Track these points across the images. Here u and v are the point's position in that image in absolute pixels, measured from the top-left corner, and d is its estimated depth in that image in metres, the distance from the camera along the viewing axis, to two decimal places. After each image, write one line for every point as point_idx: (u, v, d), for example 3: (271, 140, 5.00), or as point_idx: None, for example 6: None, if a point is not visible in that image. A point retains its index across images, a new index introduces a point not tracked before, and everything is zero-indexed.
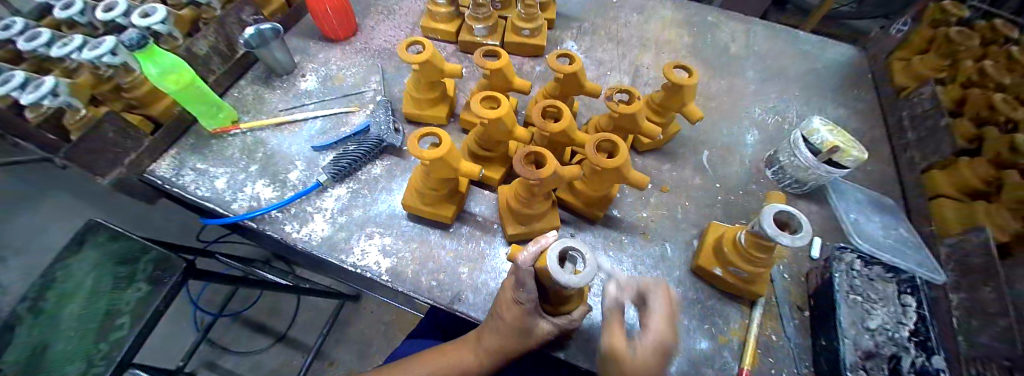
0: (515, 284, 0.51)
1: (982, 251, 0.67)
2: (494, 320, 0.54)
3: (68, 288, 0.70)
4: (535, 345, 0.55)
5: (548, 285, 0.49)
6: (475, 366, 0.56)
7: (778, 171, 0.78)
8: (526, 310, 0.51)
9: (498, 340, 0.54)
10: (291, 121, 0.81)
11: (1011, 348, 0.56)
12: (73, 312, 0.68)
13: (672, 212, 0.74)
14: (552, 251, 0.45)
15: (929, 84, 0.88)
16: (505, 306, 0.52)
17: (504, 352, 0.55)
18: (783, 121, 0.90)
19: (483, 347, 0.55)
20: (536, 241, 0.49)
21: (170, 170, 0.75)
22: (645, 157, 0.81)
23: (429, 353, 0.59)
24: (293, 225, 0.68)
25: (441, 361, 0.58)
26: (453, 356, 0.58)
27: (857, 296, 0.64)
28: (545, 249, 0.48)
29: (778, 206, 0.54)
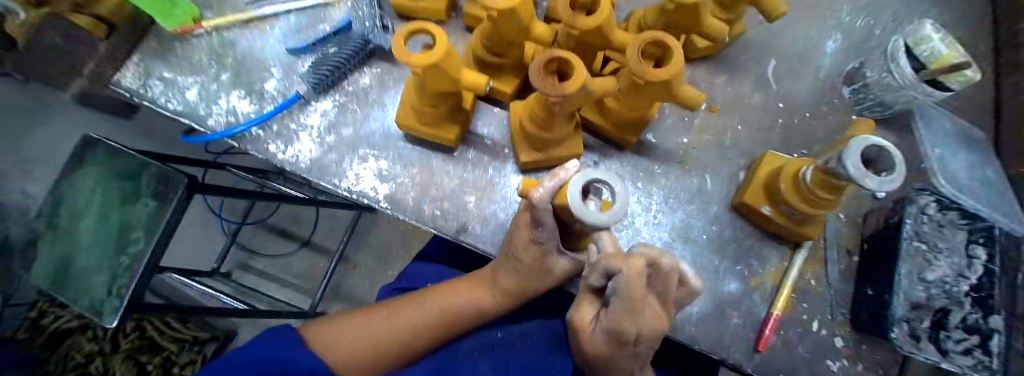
0: (531, 223, 0.44)
1: None
2: (510, 260, 0.50)
3: (67, 200, 0.93)
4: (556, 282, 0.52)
5: (569, 221, 0.41)
6: (493, 301, 0.56)
7: (860, 91, 0.63)
8: (546, 249, 0.46)
9: (518, 280, 0.51)
10: (260, 17, 0.67)
11: None
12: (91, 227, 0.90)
13: (719, 138, 0.62)
14: (577, 178, 0.36)
15: None
16: (522, 248, 0.46)
17: (522, 291, 0.53)
18: (878, 22, 0.70)
19: (502, 285, 0.53)
20: (555, 172, 0.39)
21: (136, 79, 0.65)
22: (694, 68, 0.66)
23: (454, 285, 0.59)
24: (278, 144, 0.60)
25: (459, 296, 0.57)
26: (474, 291, 0.57)
27: (921, 244, 0.55)
28: (566, 184, 0.38)
29: (869, 138, 0.41)
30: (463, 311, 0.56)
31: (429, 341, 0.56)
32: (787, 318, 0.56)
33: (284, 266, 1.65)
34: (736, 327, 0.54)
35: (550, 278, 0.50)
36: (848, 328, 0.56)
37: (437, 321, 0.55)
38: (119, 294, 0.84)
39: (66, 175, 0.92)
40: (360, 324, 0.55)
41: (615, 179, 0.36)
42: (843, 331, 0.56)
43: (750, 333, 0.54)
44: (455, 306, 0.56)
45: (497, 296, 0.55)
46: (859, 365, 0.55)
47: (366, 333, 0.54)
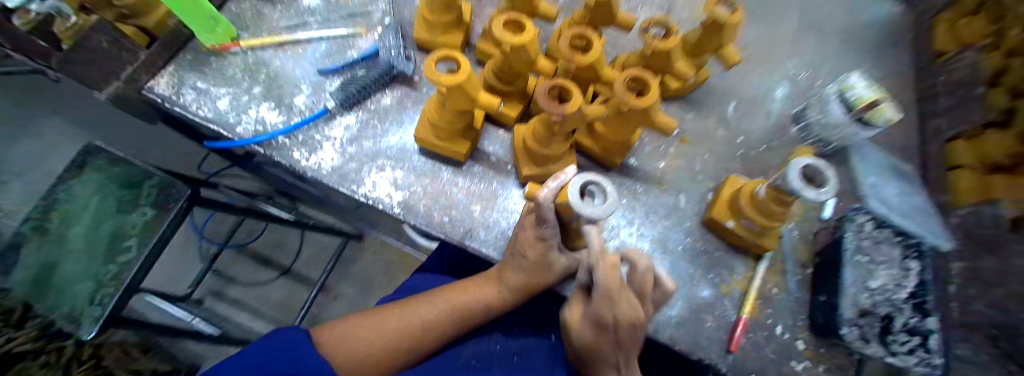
0: (535, 223, 0.52)
1: (994, 224, 0.68)
2: (516, 259, 0.55)
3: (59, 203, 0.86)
4: (555, 279, 0.58)
5: (568, 218, 0.48)
6: (496, 301, 0.60)
7: (805, 129, 0.76)
8: (549, 246, 0.53)
9: (522, 280, 0.56)
10: (294, 41, 0.75)
11: (1002, 316, 0.62)
12: (80, 233, 0.87)
13: (690, 164, 0.72)
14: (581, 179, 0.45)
15: (974, 51, 0.81)
16: (528, 245, 0.52)
17: (526, 288, 0.58)
18: (817, 76, 0.85)
19: (506, 284, 0.58)
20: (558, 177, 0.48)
21: (168, 87, 0.69)
22: (669, 105, 0.77)
23: (457, 285, 0.63)
24: (302, 152, 0.66)
25: (464, 298, 0.61)
26: (475, 289, 0.62)
27: (863, 257, 0.64)
28: (565, 185, 0.47)
29: (806, 160, 0.52)
30: (466, 308, 0.61)
31: (434, 339, 0.60)
32: (756, 322, 0.63)
33: (259, 297, 1.59)
34: (712, 329, 0.61)
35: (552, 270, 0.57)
36: (808, 333, 0.63)
37: (441, 320, 0.60)
38: (101, 304, 0.83)
39: (62, 181, 0.87)
40: (372, 324, 0.58)
41: (606, 182, 0.45)
42: (805, 335, 0.63)
43: (724, 335, 0.61)
44: (458, 303, 0.61)
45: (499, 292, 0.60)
46: (819, 367, 0.62)
47: (378, 332, 0.57)
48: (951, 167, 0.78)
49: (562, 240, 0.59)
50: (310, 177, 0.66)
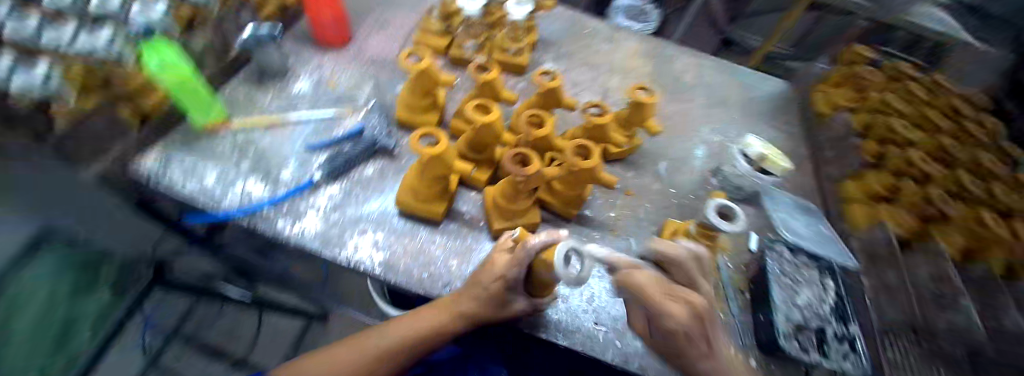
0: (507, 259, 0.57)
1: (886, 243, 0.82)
2: (475, 287, 0.57)
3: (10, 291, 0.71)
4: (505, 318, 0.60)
5: (542, 273, 0.54)
6: (448, 329, 0.58)
7: (722, 179, 0.92)
8: (509, 285, 0.55)
9: (468, 305, 0.57)
10: (283, 123, 0.85)
11: (911, 320, 0.73)
12: (27, 324, 0.71)
13: (635, 212, 0.84)
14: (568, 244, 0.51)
15: (842, 113, 1.05)
16: (492, 278, 0.56)
17: (477, 317, 0.58)
18: (725, 138, 1.06)
19: (459, 312, 0.57)
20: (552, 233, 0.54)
21: (156, 166, 0.74)
22: (613, 165, 0.91)
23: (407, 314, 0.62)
24: (286, 220, 0.71)
25: (416, 327, 0.58)
26: (423, 316, 0.60)
27: (789, 279, 0.76)
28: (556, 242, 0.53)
29: (717, 201, 0.66)
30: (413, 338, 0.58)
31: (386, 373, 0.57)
32: None
33: None
34: None
35: (506, 311, 0.60)
36: (759, 352, 0.72)
37: (389, 353, 0.57)
38: None
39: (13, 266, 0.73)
40: (327, 360, 0.56)
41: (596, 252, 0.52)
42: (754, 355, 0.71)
43: None
44: (407, 333, 0.58)
45: (443, 317, 0.58)
46: None
47: (331, 365, 0.55)
48: (845, 199, 0.95)
49: (528, 290, 0.62)
50: (292, 244, 0.69)
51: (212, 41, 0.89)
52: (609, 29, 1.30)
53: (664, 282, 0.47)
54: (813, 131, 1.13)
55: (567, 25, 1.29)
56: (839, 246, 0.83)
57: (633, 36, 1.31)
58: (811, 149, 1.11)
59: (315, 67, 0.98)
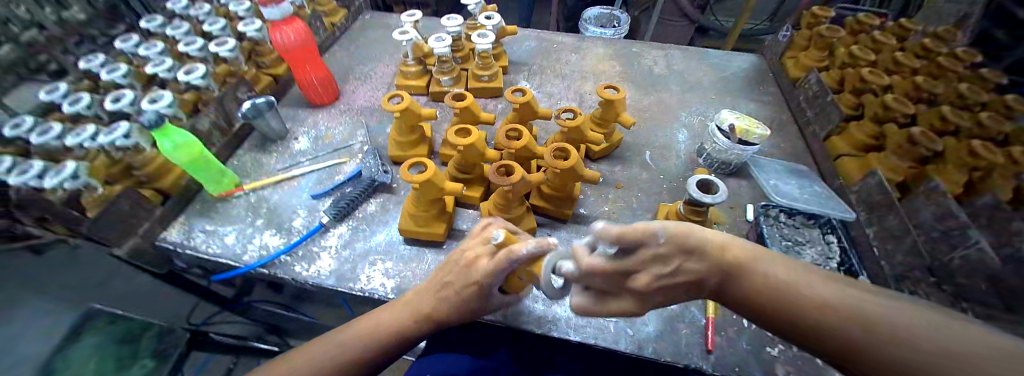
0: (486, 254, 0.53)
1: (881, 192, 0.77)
2: (445, 290, 0.57)
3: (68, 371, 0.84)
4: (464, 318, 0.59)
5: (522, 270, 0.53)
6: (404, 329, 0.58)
7: (707, 158, 0.95)
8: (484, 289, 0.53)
9: (429, 300, 0.58)
10: (289, 177, 0.92)
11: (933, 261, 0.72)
12: None
13: (628, 203, 0.87)
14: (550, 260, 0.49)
15: (813, 73, 1.07)
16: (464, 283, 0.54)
17: (435, 313, 0.58)
18: (704, 119, 1.09)
19: (416, 309, 0.58)
20: (540, 242, 0.49)
21: (180, 236, 0.81)
22: (599, 163, 0.95)
23: (361, 315, 0.61)
24: (303, 264, 0.76)
25: (371, 327, 0.58)
26: (381, 315, 0.60)
27: (788, 242, 0.77)
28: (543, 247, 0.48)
29: (698, 177, 0.70)
30: (368, 338, 0.57)
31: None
32: (723, 320, 0.69)
33: None
34: (688, 336, 0.67)
35: (486, 307, 0.58)
36: None
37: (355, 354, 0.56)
38: None
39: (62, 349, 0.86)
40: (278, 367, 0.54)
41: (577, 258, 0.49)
42: None
43: (700, 338, 0.67)
44: (364, 332, 0.57)
45: (404, 314, 0.59)
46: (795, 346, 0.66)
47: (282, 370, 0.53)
48: (836, 155, 0.95)
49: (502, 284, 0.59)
50: (311, 285, 0.74)
51: (217, 119, 0.94)
52: (573, 41, 1.39)
53: (602, 268, 0.46)
54: (790, 96, 1.15)
55: (533, 44, 1.38)
56: (838, 201, 0.83)
57: (600, 42, 1.38)
58: (793, 113, 1.13)
59: (312, 122, 1.07)
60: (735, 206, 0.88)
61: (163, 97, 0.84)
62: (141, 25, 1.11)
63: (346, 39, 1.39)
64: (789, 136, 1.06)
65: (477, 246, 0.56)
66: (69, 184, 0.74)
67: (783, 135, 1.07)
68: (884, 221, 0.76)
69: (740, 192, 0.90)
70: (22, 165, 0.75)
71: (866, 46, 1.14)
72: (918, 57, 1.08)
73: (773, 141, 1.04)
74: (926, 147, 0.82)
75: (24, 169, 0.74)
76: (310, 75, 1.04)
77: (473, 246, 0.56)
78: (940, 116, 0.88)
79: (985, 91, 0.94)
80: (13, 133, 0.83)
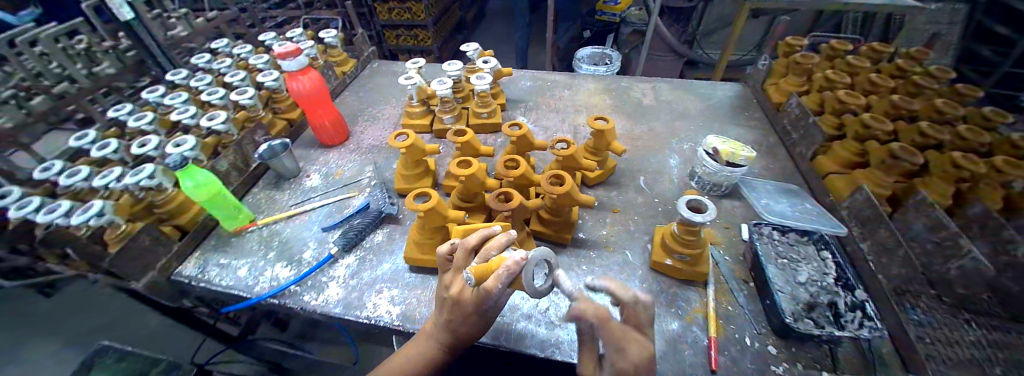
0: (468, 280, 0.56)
1: (868, 204, 0.80)
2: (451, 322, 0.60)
3: None
4: (475, 331, 0.62)
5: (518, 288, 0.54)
6: (426, 360, 0.63)
7: (700, 181, 0.99)
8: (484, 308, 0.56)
9: (448, 336, 0.61)
10: (300, 212, 0.96)
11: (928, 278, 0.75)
12: None
13: (625, 226, 0.90)
14: (527, 274, 0.51)
15: (794, 99, 1.13)
16: (463, 294, 0.57)
17: (453, 335, 0.61)
18: (694, 144, 1.15)
19: (432, 341, 0.63)
20: (505, 268, 0.51)
21: (195, 270, 0.84)
22: (596, 188, 1.00)
23: (392, 353, 0.66)
24: (311, 294, 0.78)
25: (398, 363, 0.64)
26: (410, 353, 0.64)
27: (784, 259, 0.79)
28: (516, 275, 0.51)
29: (688, 197, 0.73)
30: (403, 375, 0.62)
31: None
32: (725, 339, 0.69)
33: None
34: (692, 357, 0.67)
35: (498, 308, 0.62)
36: (775, 338, 0.69)
37: None
38: None
39: None
40: None
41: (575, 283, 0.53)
42: (772, 340, 0.69)
43: (704, 358, 0.66)
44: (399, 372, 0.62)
45: (429, 346, 0.63)
46: (799, 365, 0.66)
47: None
48: (824, 174, 0.99)
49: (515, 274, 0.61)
50: (319, 315, 0.76)
51: (235, 160, 1.00)
52: (567, 79, 1.48)
53: (634, 309, 0.51)
54: (776, 121, 1.21)
55: (529, 83, 1.48)
56: (829, 218, 0.85)
57: (590, 78, 1.48)
58: (779, 136, 1.18)
59: (323, 161, 1.13)
60: (729, 226, 0.90)
61: (188, 140, 0.91)
62: (167, 78, 1.21)
63: (356, 85, 1.50)
64: (777, 158, 1.10)
65: (460, 281, 0.59)
66: (94, 221, 0.76)
67: (773, 157, 1.12)
68: (876, 234, 0.78)
69: (734, 212, 0.94)
70: (49, 207, 0.79)
71: (841, 70, 1.20)
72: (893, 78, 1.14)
73: (763, 164, 1.09)
74: (910, 161, 0.85)
75: (51, 209, 0.78)
76: (322, 118, 1.12)
77: (455, 282, 0.58)
78: (920, 132, 0.92)
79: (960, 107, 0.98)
80: (42, 176, 0.90)
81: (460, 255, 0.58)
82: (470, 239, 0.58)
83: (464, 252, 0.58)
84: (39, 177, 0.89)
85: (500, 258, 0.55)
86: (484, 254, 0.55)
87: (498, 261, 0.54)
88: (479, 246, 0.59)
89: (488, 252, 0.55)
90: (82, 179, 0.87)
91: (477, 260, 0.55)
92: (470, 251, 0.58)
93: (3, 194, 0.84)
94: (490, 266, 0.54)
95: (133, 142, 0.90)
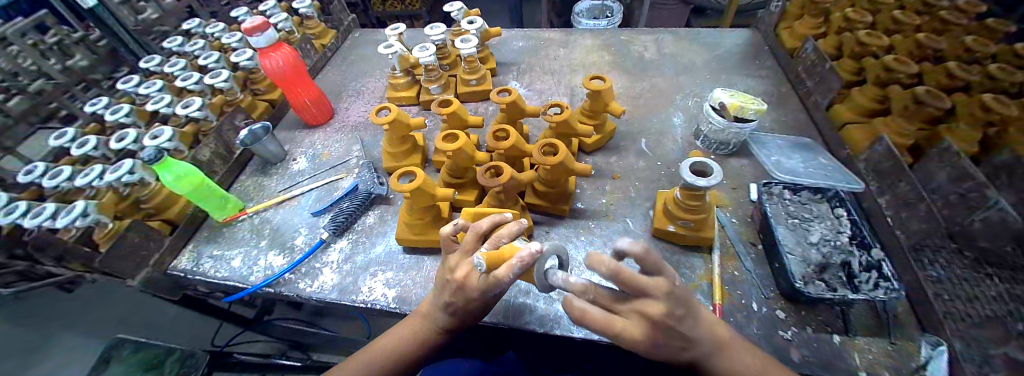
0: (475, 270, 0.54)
1: (888, 156, 0.74)
2: (447, 305, 0.58)
3: None
4: (469, 315, 0.60)
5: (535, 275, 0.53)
6: (419, 345, 0.61)
7: (705, 140, 0.93)
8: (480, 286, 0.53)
9: (445, 317, 0.60)
10: (289, 197, 0.93)
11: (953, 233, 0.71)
12: None
13: (626, 193, 0.86)
14: (539, 267, 0.53)
15: (809, 42, 1.04)
16: (471, 276, 0.54)
17: (449, 314, 0.59)
18: (700, 100, 1.07)
19: (432, 326, 0.62)
20: (518, 258, 0.47)
21: (190, 263, 0.83)
22: (594, 155, 0.95)
23: (385, 332, 0.64)
24: (306, 281, 0.77)
25: (390, 348, 0.61)
26: (404, 331, 0.62)
27: (794, 219, 0.75)
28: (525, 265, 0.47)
29: (691, 160, 0.68)
30: (395, 354, 0.61)
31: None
32: (731, 306, 0.66)
33: None
34: None
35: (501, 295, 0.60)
36: (783, 302, 0.66)
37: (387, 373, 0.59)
38: None
39: None
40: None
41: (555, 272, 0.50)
42: (780, 304, 0.66)
43: None
44: (395, 347, 0.61)
45: (425, 328, 0.62)
46: (808, 328, 0.63)
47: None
48: (840, 126, 0.92)
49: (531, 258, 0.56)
50: (315, 301, 0.75)
51: (217, 148, 0.97)
52: (561, 35, 1.38)
53: (627, 280, 0.43)
54: (788, 68, 1.12)
55: (521, 43, 1.38)
56: (844, 172, 0.81)
57: (588, 33, 1.37)
58: (793, 85, 1.09)
59: (309, 143, 1.09)
60: (736, 186, 0.85)
61: (164, 131, 0.88)
62: (141, 65, 1.15)
63: (338, 58, 1.42)
64: (791, 111, 1.02)
65: (466, 265, 0.55)
66: (80, 222, 0.75)
67: (785, 108, 1.04)
68: (895, 188, 0.73)
69: (743, 171, 0.88)
70: (34, 210, 0.77)
71: (862, 7, 1.09)
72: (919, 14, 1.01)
73: (774, 117, 1.01)
74: (935, 106, 0.77)
75: (37, 213, 0.77)
76: (301, 95, 1.06)
77: (461, 267, 0.55)
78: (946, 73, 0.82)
79: (992, 43, 0.88)
80: (25, 179, 0.87)
81: (470, 239, 0.55)
82: (481, 224, 0.54)
83: (474, 236, 0.55)
84: (23, 181, 0.87)
85: (511, 247, 0.55)
86: (495, 240, 0.53)
87: (510, 250, 0.53)
88: (489, 232, 0.56)
89: (499, 238, 0.53)
90: (65, 179, 0.84)
91: (488, 246, 0.53)
92: (479, 237, 0.55)
93: None
94: (502, 253, 0.53)
95: (117, 138, 0.88)
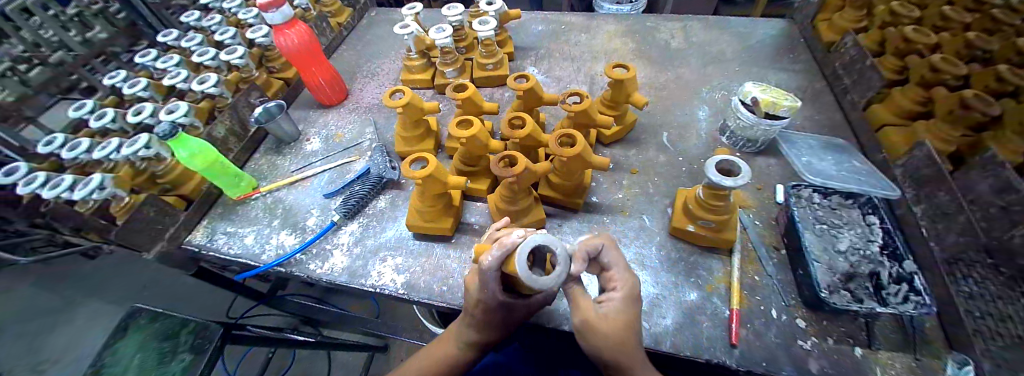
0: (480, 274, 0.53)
1: (930, 162, 0.69)
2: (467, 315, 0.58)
3: None
4: (502, 329, 0.58)
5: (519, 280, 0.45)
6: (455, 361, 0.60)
7: (731, 136, 0.89)
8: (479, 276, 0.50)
9: (475, 333, 0.58)
10: (302, 178, 0.93)
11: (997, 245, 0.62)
12: None
13: (644, 189, 0.82)
14: (519, 252, 0.42)
15: (849, 36, 0.97)
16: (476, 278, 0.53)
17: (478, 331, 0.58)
18: (727, 94, 1.02)
19: (463, 340, 0.60)
20: (500, 244, 0.45)
21: (204, 238, 0.85)
22: (612, 148, 0.91)
23: (424, 350, 0.64)
24: (316, 262, 0.77)
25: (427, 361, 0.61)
26: (438, 351, 0.62)
27: (822, 225, 0.71)
28: (505, 250, 0.44)
29: (719, 158, 0.64)
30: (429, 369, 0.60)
31: None
32: (749, 312, 0.64)
33: None
34: (709, 329, 0.62)
35: (530, 305, 0.54)
36: (804, 310, 0.63)
37: None
38: None
39: None
40: None
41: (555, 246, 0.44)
42: (801, 313, 0.63)
43: (723, 332, 0.61)
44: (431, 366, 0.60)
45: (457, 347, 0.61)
46: (830, 339, 0.60)
47: None
48: (878, 127, 0.86)
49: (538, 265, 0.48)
50: (325, 282, 0.75)
51: (232, 125, 0.97)
52: (583, 20, 1.32)
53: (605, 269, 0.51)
54: (824, 63, 1.05)
55: (541, 27, 1.33)
56: (879, 177, 0.76)
57: (612, 18, 1.31)
58: (828, 82, 1.02)
59: (322, 123, 1.08)
60: (763, 187, 0.81)
61: (180, 107, 0.89)
62: (159, 39, 1.15)
63: (353, 37, 1.40)
64: (824, 108, 0.96)
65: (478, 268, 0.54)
66: (97, 194, 0.76)
67: (818, 106, 0.98)
68: (935, 198, 0.68)
69: (769, 171, 0.84)
70: (54, 181, 0.78)
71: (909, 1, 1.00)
72: (968, 11, 0.92)
73: (805, 114, 0.96)
74: (983, 111, 0.71)
75: (57, 183, 0.78)
76: (316, 75, 1.04)
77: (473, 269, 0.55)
78: (997, 76, 0.75)
79: None
80: (46, 149, 0.89)
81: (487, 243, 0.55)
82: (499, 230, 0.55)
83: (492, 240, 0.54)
84: (45, 152, 0.89)
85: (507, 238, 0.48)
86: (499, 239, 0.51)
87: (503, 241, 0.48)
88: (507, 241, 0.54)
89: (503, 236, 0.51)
90: (84, 151, 0.86)
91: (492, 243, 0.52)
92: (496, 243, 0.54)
93: (13, 169, 0.85)
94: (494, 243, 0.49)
95: (136, 112, 0.89)
